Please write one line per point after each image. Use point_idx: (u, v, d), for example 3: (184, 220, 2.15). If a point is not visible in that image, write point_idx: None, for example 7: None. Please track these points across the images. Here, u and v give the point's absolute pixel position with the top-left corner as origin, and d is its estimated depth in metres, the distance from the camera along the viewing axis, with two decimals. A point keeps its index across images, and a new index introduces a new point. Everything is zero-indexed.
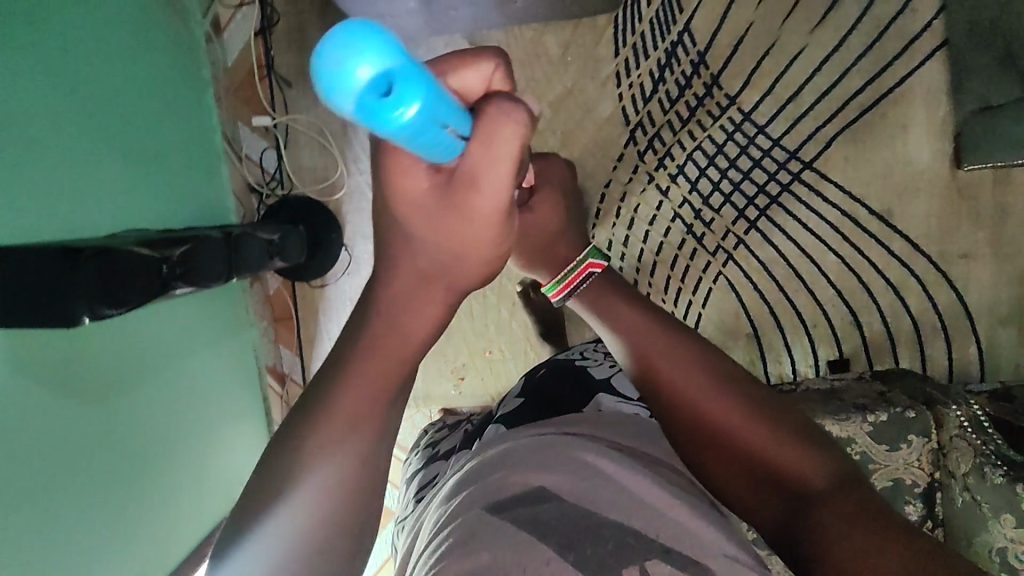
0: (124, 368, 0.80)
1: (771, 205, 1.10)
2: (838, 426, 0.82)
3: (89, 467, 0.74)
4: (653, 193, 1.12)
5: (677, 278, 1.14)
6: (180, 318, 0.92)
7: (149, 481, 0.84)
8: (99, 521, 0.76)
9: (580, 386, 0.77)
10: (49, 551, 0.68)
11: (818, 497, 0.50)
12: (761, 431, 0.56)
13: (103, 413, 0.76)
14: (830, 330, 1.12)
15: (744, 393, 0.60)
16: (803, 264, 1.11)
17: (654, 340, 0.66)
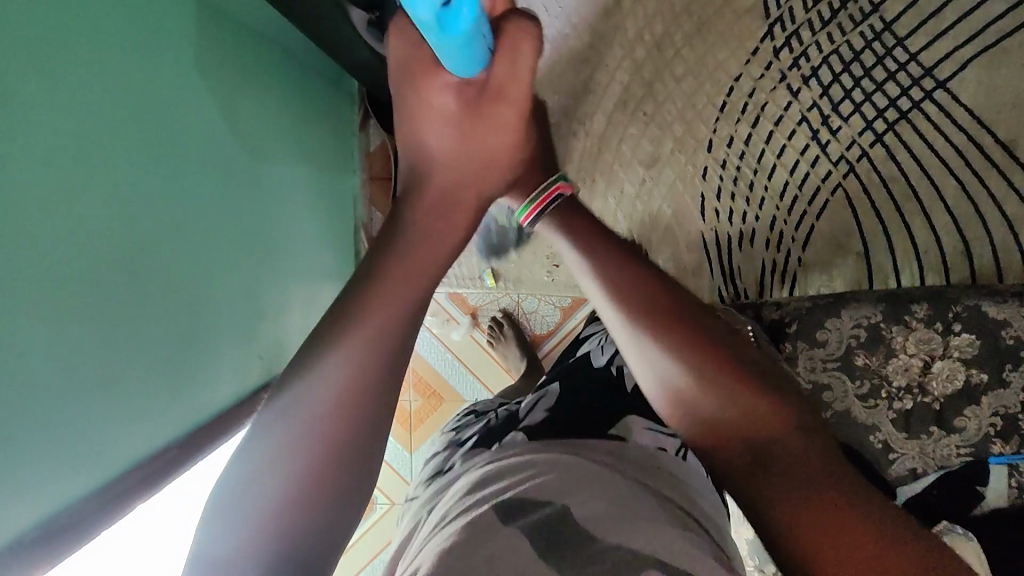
0: (236, 139, 0.74)
1: (900, 121, 1.07)
2: (996, 308, 0.78)
3: (187, 227, 0.67)
4: (783, 93, 1.08)
5: (795, 185, 1.09)
6: (289, 111, 0.87)
7: (243, 274, 0.78)
8: (192, 293, 0.69)
9: (614, 394, 0.82)
10: (150, 296, 0.62)
11: (816, 483, 0.41)
12: (760, 381, 0.47)
13: (203, 174, 0.69)
14: (939, 257, 1.08)
15: (720, 334, 0.50)
16: (924, 186, 1.08)
17: (630, 282, 0.53)
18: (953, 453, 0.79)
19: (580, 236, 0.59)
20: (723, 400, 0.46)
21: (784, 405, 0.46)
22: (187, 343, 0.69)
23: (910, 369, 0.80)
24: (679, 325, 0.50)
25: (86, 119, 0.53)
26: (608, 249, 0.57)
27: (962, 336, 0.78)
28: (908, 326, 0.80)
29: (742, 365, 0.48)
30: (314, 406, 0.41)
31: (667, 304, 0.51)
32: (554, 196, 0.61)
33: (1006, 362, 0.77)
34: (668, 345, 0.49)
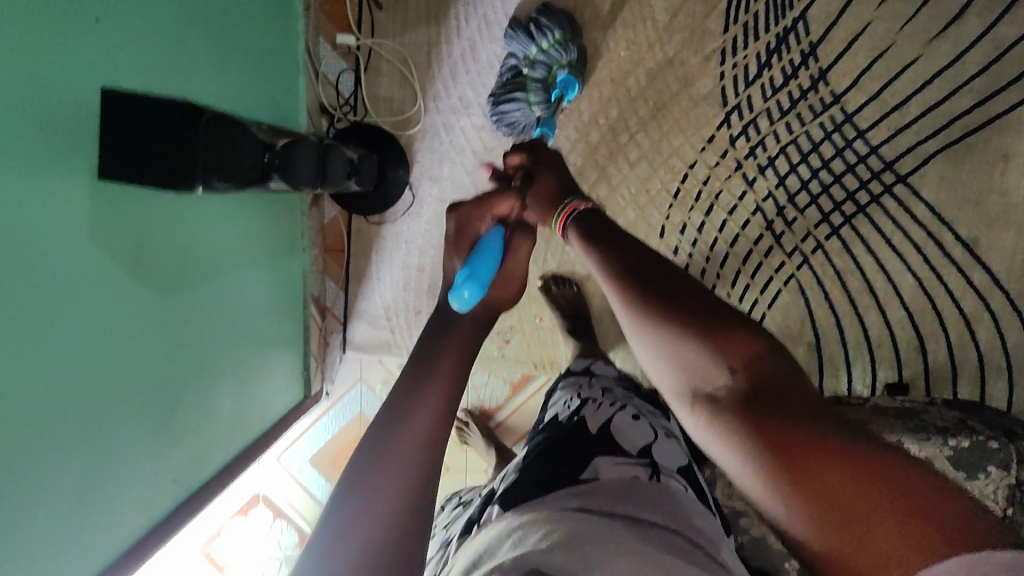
0: (179, 260, 0.76)
1: (857, 214, 1.05)
2: (917, 446, 0.79)
3: (132, 356, 0.70)
4: (738, 182, 1.06)
5: (747, 274, 1.08)
6: (234, 208, 0.88)
7: (190, 381, 0.81)
8: (137, 419, 0.72)
9: (581, 439, 0.79)
10: (96, 431, 0.65)
11: (839, 454, 0.40)
12: (766, 357, 0.47)
13: (152, 302, 0.72)
14: (893, 352, 1.07)
15: (733, 317, 0.49)
16: (878, 280, 1.06)
17: (639, 271, 0.55)
18: None
19: (591, 242, 0.63)
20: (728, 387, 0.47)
21: (789, 380, 0.46)
22: (136, 463, 0.72)
23: None
24: (688, 312, 0.50)
25: (37, 295, 0.56)
26: (619, 242, 0.60)
27: None
28: None
29: (749, 340, 0.48)
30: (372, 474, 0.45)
31: (671, 286, 0.52)
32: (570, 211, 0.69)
33: None
34: (677, 334, 0.50)
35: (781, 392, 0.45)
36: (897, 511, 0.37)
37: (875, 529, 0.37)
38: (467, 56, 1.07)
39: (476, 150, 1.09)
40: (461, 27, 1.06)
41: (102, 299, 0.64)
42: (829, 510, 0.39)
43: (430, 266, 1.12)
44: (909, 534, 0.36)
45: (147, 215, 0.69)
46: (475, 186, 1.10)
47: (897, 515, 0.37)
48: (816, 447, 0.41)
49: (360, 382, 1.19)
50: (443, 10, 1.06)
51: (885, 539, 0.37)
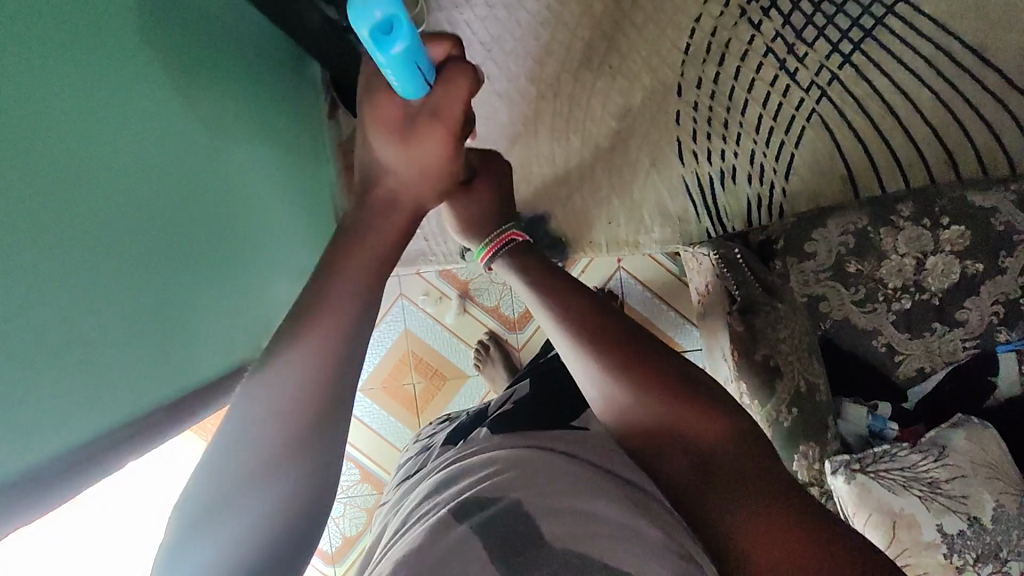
0: (224, 119, 0.74)
1: (864, 40, 1.07)
2: (981, 196, 0.78)
3: (198, 196, 0.67)
4: (745, 28, 1.08)
5: (769, 117, 1.09)
6: (262, 92, 0.87)
7: (240, 243, 0.78)
8: (207, 260, 0.69)
9: (581, 394, 0.84)
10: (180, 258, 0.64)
11: (772, 501, 0.52)
12: (706, 402, 0.56)
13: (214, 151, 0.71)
14: (925, 170, 1.09)
15: (672, 360, 0.59)
16: (897, 101, 1.08)
17: (592, 325, 0.61)
18: (960, 347, 0.79)
19: (544, 279, 0.66)
20: (689, 425, 0.55)
21: (731, 418, 0.56)
22: (205, 307, 0.69)
23: (904, 269, 0.78)
24: (645, 370, 0.58)
25: (102, 83, 0.52)
26: (559, 291, 0.64)
27: (952, 229, 0.78)
28: (896, 227, 0.78)
29: (692, 395, 0.56)
30: (233, 483, 0.44)
31: (625, 340, 0.60)
32: (505, 240, 0.71)
33: (998, 250, 0.78)
34: (634, 385, 0.57)
35: (725, 443, 0.54)
36: (787, 553, 0.49)
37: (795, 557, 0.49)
38: None
39: (484, 40, 1.10)
40: None
41: (172, 121, 0.62)
42: (766, 560, 0.50)
43: None
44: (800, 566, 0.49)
45: (194, 57, 0.68)
46: (488, 77, 1.11)
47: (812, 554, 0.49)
48: (757, 486, 0.52)
49: (401, 298, 1.17)
50: None
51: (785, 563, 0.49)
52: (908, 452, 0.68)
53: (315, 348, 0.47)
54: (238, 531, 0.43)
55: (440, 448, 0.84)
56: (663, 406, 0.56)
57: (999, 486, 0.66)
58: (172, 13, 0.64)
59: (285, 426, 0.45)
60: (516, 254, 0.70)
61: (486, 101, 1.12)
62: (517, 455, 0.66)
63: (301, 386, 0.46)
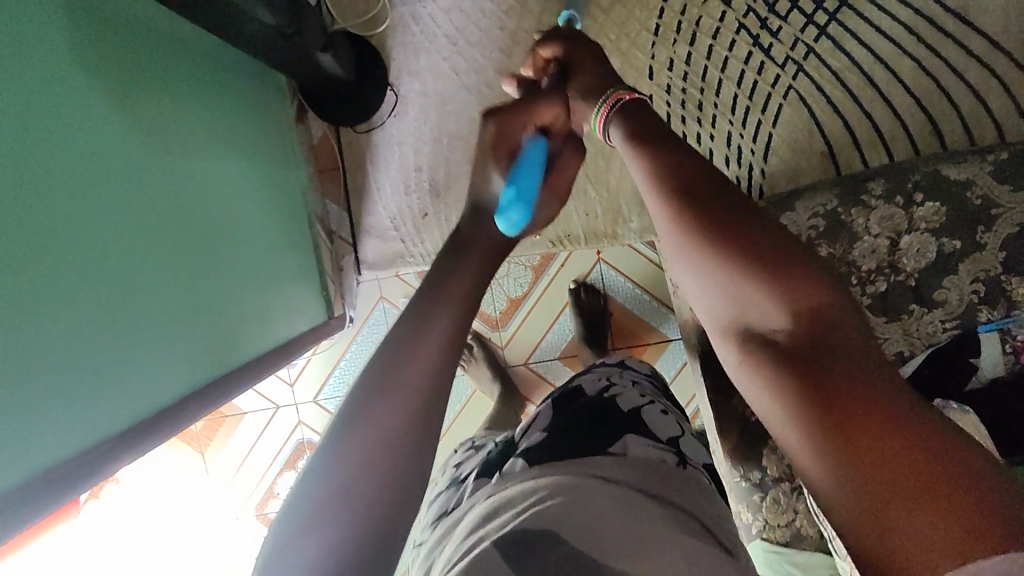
0: (174, 138, 0.74)
1: (840, 9, 1.04)
2: (956, 171, 0.75)
3: (148, 218, 0.68)
4: (716, 5, 1.04)
5: (745, 96, 1.06)
6: (222, 107, 0.87)
7: (205, 260, 0.80)
8: (167, 281, 0.70)
9: (612, 417, 0.74)
10: (126, 282, 0.64)
11: (899, 422, 0.42)
12: (802, 278, 0.49)
13: (162, 171, 0.71)
14: (909, 143, 1.06)
15: (783, 232, 0.51)
16: (876, 70, 1.05)
17: (693, 184, 0.54)
18: (940, 328, 0.76)
19: (644, 142, 0.59)
20: (772, 310, 0.49)
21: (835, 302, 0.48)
22: (168, 324, 0.71)
23: (878, 250, 0.76)
24: (744, 229, 0.51)
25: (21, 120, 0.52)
26: (671, 157, 0.57)
27: (927, 206, 0.75)
28: (867, 206, 0.76)
29: (796, 266, 0.49)
30: (365, 433, 0.43)
31: (717, 194, 0.53)
32: (614, 102, 0.64)
33: (977, 226, 0.75)
34: (715, 248, 0.51)
35: (825, 328, 0.47)
36: (902, 471, 0.40)
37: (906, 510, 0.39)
38: None
39: (449, 33, 1.07)
40: None
41: (108, 145, 0.62)
42: (866, 486, 0.41)
43: (428, 163, 1.10)
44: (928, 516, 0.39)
45: (138, 80, 0.68)
46: (455, 71, 1.08)
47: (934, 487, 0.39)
48: (876, 413, 0.42)
49: (382, 301, 1.18)
50: None
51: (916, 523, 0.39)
52: None
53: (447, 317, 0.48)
54: (342, 498, 0.41)
55: (474, 483, 0.74)
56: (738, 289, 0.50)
57: None
58: (109, 35, 0.64)
59: (416, 388, 0.45)
60: (625, 113, 0.63)
61: (455, 95, 1.09)
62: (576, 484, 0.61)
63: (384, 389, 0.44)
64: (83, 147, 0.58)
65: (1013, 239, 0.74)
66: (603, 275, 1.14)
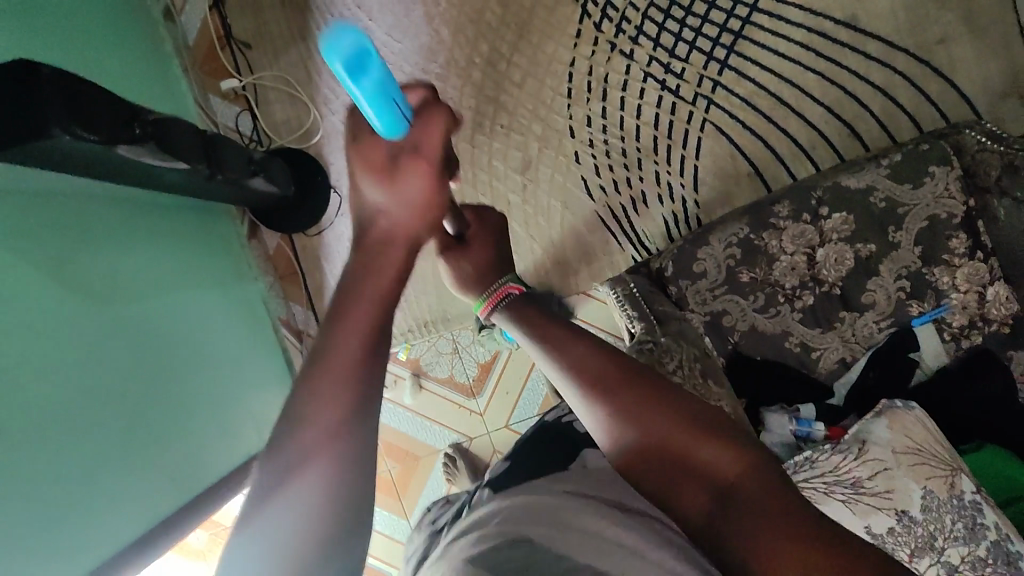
0: (126, 280, 0.79)
1: (737, 41, 1.10)
2: (854, 180, 0.78)
3: (110, 361, 0.73)
4: (619, 60, 1.11)
5: (664, 136, 1.11)
6: (172, 238, 0.92)
7: (178, 386, 0.84)
8: (130, 419, 0.74)
9: (565, 433, 0.69)
10: (89, 427, 0.68)
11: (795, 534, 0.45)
12: (695, 437, 0.53)
13: (111, 315, 0.75)
14: (830, 149, 1.09)
15: (669, 395, 0.56)
16: (784, 89, 1.09)
17: (600, 368, 0.59)
18: (876, 329, 0.78)
19: (546, 334, 0.66)
20: (677, 463, 0.52)
21: (731, 450, 0.52)
22: (136, 461, 0.74)
23: (797, 266, 0.78)
24: (636, 402, 0.56)
25: None
26: (563, 337, 0.64)
27: (836, 217, 0.78)
28: (777, 228, 0.79)
29: (683, 419, 0.54)
30: (296, 456, 0.45)
31: (611, 375, 0.59)
32: (503, 293, 0.75)
33: (888, 226, 0.77)
34: (625, 419, 0.55)
35: (732, 469, 0.50)
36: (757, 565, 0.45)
37: None
38: None
39: None
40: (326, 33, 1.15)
41: (61, 310, 0.68)
42: None
43: None
44: (809, 574, 0.43)
45: (82, 236, 0.74)
46: None
47: None
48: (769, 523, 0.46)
49: None
50: (305, 27, 1.15)
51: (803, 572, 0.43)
52: (828, 454, 0.68)
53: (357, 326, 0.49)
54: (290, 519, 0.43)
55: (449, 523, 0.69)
56: (642, 438, 0.54)
57: (928, 471, 0.65)
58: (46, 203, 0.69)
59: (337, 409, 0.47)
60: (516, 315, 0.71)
61: None
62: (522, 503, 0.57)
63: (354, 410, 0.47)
64: (37, 313, 0.64)
65: (925, 231, 0.77)
66: None
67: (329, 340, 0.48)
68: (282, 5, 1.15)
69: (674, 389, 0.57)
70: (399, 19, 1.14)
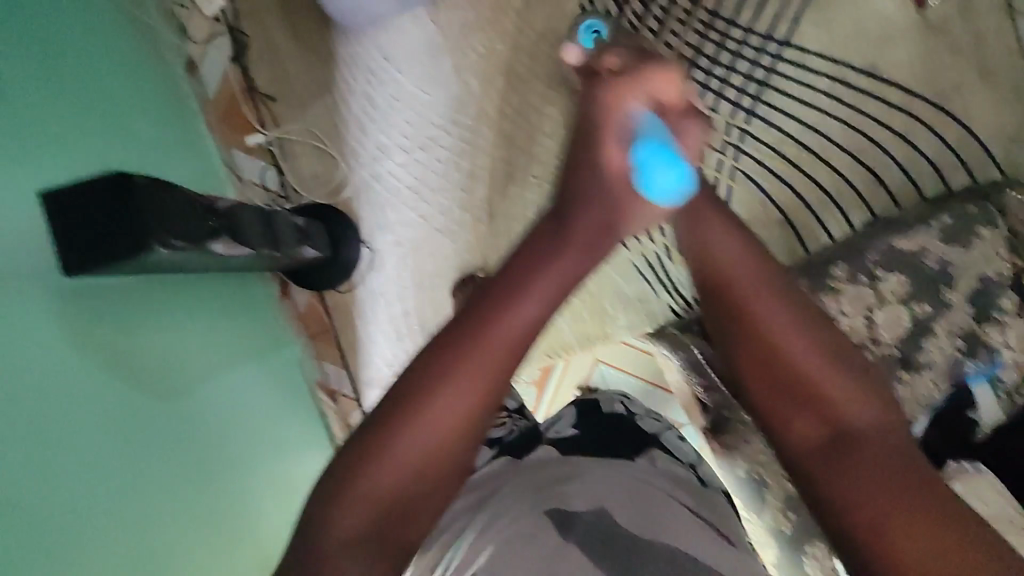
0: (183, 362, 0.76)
1: (762, 90, 1.11)
2: (907, 242, 0.81)
3: (180, 453, 0.69)
4: None
5: None
6: (212, 310, 0.89)
7: (235, 469, 0.80)
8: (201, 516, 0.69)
9: (632, 431, 0.77)
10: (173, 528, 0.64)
11: (896, 473, 0.57)
12: (837, 373, 0.64)
13: (173, 404, 0.71)
14: (854, 194, 1.12)
15: (821, 331, 0.67)
16: (809, 137, 1.11)
17: (760, 283, 0.70)
18: (935, 389, 0.80)
19: (708, 226, 0.73)
20: (816, 384, 0.64)
21: (865, 395, 0.64)
22: (216, 551, 0.71)
23: (857, 329, 0.80)
24: (794, 328, 0.67)
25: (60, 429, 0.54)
26: (721, 233, 0.73)
27: (891, 278, 0.80)
28: (836, 290, 0.80)
29: (828, 352, 0.66)
30: (389, 440, 0.53)
31: (768, 295, 0.69)
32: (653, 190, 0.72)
33: (940, 285, 0.80)
34: (781, 334, 0.66)
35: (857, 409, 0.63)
36: (859, 475, 0.58)
37: (925, 553, 0.52)
38: (363, 107, 1.12)
39: (410, 185, 1.14)
40: (350, 84, 1.12)
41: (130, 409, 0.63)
42: (880, 526, 0.55)
43: (414, 307, 1.14)
44: (895, 502, 0.55)
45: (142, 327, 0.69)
46: (423, 218, 1.14)
47: (939, 532, 0.52)
48: (874, 459, 0.59)
49: None
50: (331, 79, 1.13)
51: (917, 536, 0.52)
52: None
53: (480, 356, 0.57)
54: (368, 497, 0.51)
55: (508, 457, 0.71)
56: (790, 351, 0.66)
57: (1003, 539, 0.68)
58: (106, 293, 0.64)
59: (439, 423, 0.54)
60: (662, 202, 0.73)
61: (428, 240, 1.14)
62: (598, 479, 0.62)
63: (455, 427, 0.55)
64: (111, 420, 0.60)
65: (976, 291, 0.80)
66: (603, 375, 1.19)
67: (451, 355, 0.57)
68: (306, 58, 1.13)
69: (829, 326, 0.68)
70: (427, 69, 1.11)
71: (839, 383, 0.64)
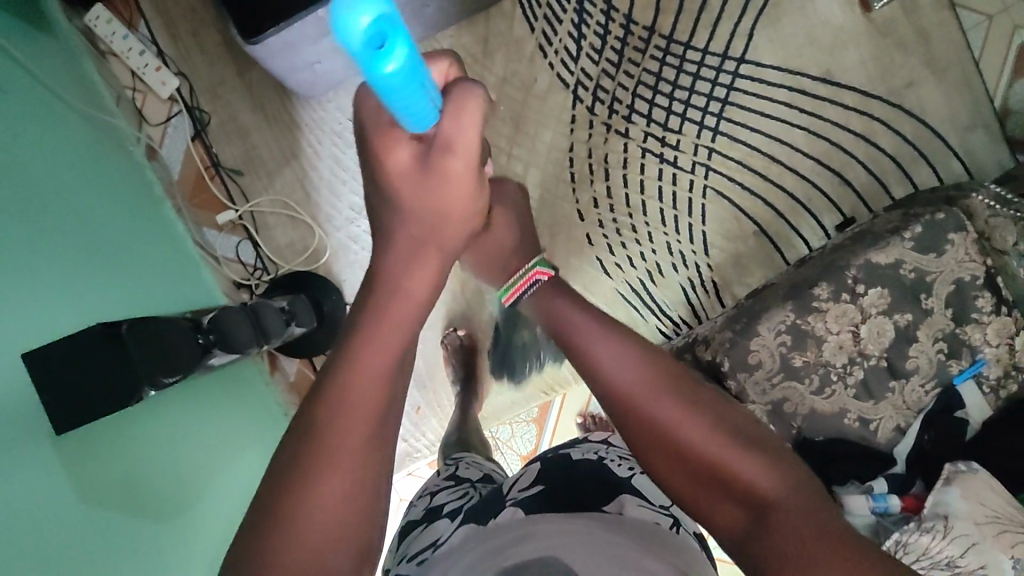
0: (179, 472, 0.75)
1: (725, 107, 1.13)
2: (884, 255, 0.82)
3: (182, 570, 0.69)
4: (616, 139, 1.14)
5: (670, 207, 1.14)
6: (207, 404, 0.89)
7: None
8: None
9: (598, 482, 0.70)
10: None
11: (799, 522, 0.45)
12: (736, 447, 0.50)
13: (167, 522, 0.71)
14: (824, 198, 1.14)
15: (707, 401, 0.54)
16: (774, 147, 1.14)
17: (637, 371, 0.55)
18: (924, 392, 0.82)
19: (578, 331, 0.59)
20: (724, 471, 0.49)
21: (768, 454, 0.50)
22: None
23: (844, 344, 0.82)
24: (669, 400, 0.53)
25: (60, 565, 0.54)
26: (579, 326, 0.60)
27: (873, 292, 0.82)
28: (821, 310, 0.82)
29: (720, 429, 0.51)
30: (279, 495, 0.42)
31: (649, 377, 0.54)
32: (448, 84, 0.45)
33: (919, 293, 0.82)
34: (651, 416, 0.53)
35: (773, 482, 0.48)
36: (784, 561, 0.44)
37: None
38: (335, 170, 1.13)
39: None
40: (318, 149, 1.13)
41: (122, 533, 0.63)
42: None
43: None
44: None
45: None
46: None
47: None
48: (768, 506, 0.47)
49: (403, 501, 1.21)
50: (297, 146, 1.13)
51: None
52: (916, 536, 0.72)
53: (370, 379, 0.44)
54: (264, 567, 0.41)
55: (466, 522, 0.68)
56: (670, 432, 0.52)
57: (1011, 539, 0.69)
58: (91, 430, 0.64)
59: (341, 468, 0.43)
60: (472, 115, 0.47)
61: None
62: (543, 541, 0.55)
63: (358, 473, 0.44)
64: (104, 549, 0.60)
65: (953, 295, 0.82)
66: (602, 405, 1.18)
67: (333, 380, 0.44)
68: (269, 127, 1.13)
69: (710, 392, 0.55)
70: None
71: (747, 451, 0.50)
